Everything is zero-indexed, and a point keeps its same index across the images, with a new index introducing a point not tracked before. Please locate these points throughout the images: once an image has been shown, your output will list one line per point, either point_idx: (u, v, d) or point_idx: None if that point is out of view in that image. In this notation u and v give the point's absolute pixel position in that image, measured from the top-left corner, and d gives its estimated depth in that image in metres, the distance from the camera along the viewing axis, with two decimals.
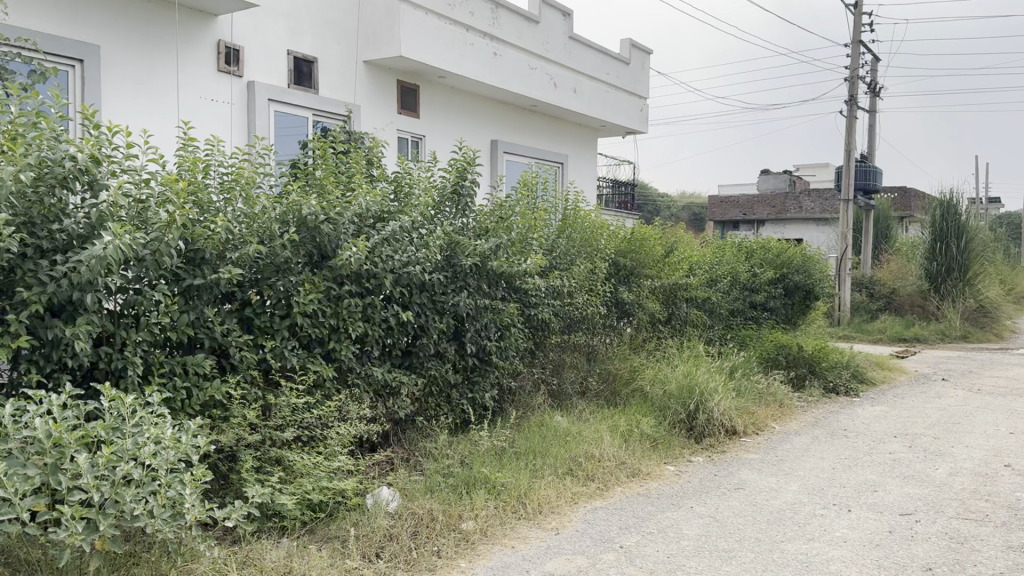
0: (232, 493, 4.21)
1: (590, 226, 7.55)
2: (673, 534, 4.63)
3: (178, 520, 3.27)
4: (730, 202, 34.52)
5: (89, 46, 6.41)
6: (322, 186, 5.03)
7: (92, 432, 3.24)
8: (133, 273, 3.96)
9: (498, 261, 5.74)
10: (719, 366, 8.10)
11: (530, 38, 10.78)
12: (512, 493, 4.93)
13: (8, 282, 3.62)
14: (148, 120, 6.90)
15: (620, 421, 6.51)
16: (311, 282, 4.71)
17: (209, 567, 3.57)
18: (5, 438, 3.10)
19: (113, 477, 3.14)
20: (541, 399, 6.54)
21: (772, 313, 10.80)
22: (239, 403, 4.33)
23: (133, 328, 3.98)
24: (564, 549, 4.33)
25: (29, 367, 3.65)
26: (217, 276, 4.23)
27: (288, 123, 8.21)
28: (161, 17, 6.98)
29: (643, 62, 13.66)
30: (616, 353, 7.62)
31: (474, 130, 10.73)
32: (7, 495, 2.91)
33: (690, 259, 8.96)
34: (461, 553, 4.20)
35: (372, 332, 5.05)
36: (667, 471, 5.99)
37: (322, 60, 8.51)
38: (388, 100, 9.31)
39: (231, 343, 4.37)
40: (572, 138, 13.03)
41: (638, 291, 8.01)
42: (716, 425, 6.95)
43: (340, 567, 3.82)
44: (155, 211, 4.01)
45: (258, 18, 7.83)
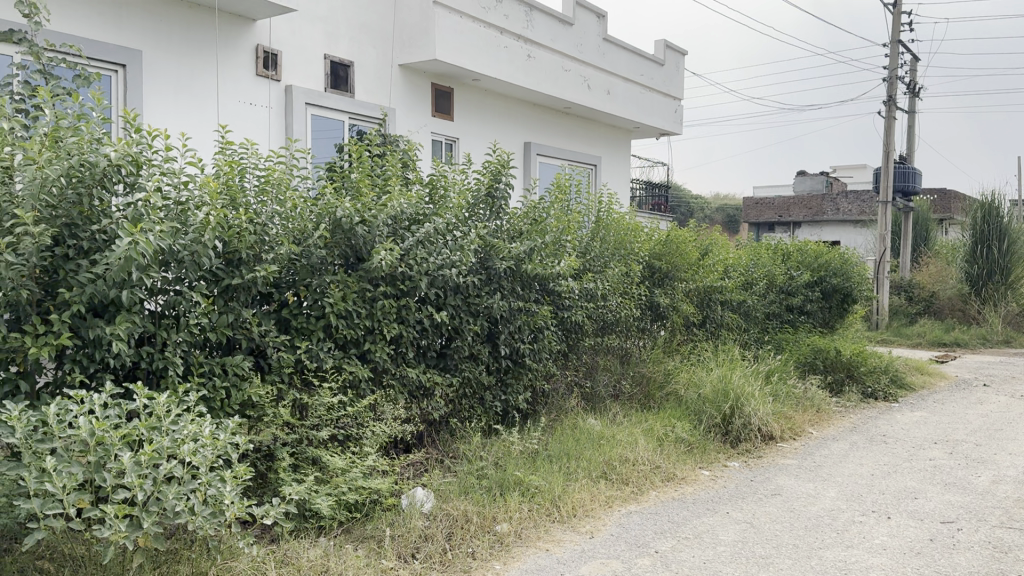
0: (270, 492, 4.25)
1: (625, 229, 7.53)
2: (710, 539, 4.59)
3: (219, 517, 3.31)
4: (766, 203, 34.09)
5: (131, 51, 6.53)
6: (358, 188, 5.07)
7: (134, 430, 3.28)
8: (174, 273, 4.03)
9: (533, 264, 5.75)
10: (756, 369, 8.02)
11: (565, 40, 10.79)
12: (546, 495, 4.93)
13: (51, 283, 3.69)
14: (187, 122, 7.00)
15: (656, 425, 6.47)
16: (347, 283, 4.76)
17: (248, 565, 3.59)
18: (50, 437, 3.17)
19: (156, 475, 3.19)
20: (574, 402, 6.53)
21: (809, 316, 10.69)
22: (276, 403, 4.37)
23: (174, 328, 4.04)
24: (599, 553, 4.31)
25: (74, 367, 3.71)
26: (254, 275, 4.28)
27: (324, 126, 8.29)
28: (200, 22, 7.08)
29: (677, 63, 13.58)
30: (650, 356, 7.59)
31: (507, 132, 10.76)
32: (54, 490, 2.99)
33: (725, 261, 8.92)
34: (495, 555, 4.21)
35: (407, 334, 5.08)
36: (702, 476, 5.93)
37: (358, 64, 8.58)
38: (422, 103, 9.37)
39: (268, 343, 4.43)
40: (607, 140, 13.01)
41: (673, 294, 7.98)
42: (752, 430, 6.89)
43: (377, 567, 3.85)
44: (194, 213, 4.08)
45: (296, 23, 7.93)
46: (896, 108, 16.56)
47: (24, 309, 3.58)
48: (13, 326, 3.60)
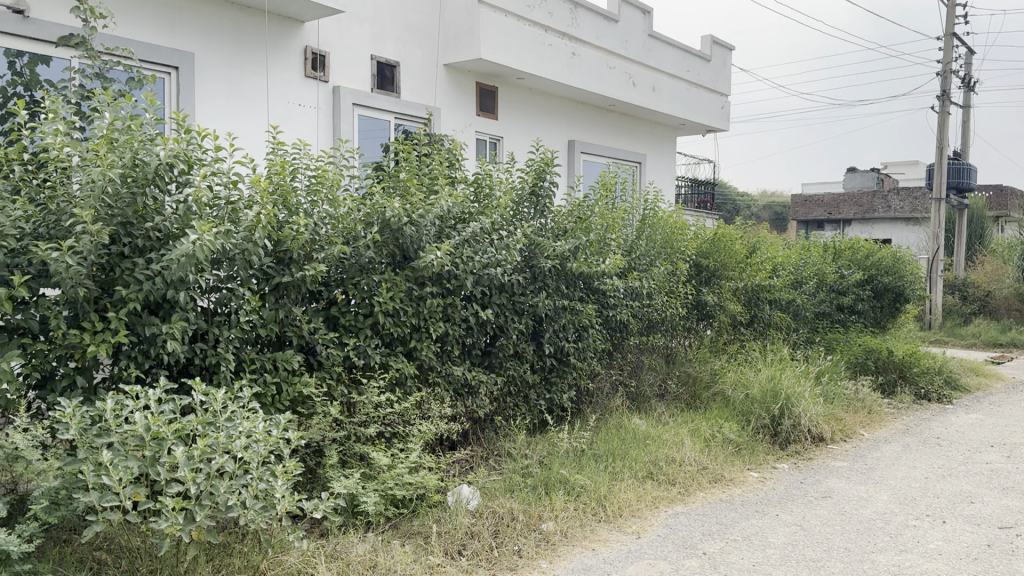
0: (319, 487, 4.30)
1: (671, 227, 7.48)
2: (759, 541, 4.54)
3: (270, 511, 3.36)
4: (814, 200, 33.48)
5: (183, 54, 6.65)
6: (406, 187, 5.10)
7: (189, 426, 3.34)
8: (226, 272, 4.10)
9: (578, 263, 5.76)
10: (806, 369, 7.90)
11: (610, 37, 10.73)
12: (592, 495, 4.91)
13: (108, 281, 3.78)
14: (237, 123, 7.13)
15: (703, 426, 6.41)
16: (394, 282, 4.80)
17: (299, 559, 3.63)
18: (108, 432, 3.24)
19: (209, 469, 3.24)
20: (620, 402, 6.50)
21: (859, 316, 10.52)
22: (325, 399, 4.42)
23: (226, 326, 4.11)
24: (646, 554, 4.29)
25: (130, 363, 3.79)
26: (304, 275, 4.34)
27: (371, 126, 8.36)
28: (250, 24, 7.19)
29: (724, 59, 13.44)
30: (696, 355, 7.55)
31: (552, 130, 10.76)
32: (110, 484, 3.06)
33: (774, 260, 8.82)
34: (541, 554, 4.21)
35: (453, 331, 5.12)
36: (750, 478, 5.85)
37: (404, 64, 8.64)
38: (467, 102, 9.41)
39: (318, 340, 4.48)
40: (652, 138, 12.92)
41: (719, 293, 7.91)
42: (802, 431, 6.78)
43: (424, 563, 3.89)
44: (245, 212, 4.14)
45: (343, 24, 8.01)
46: (950, 102, 16.17)
47: (81, 307, 3.67)
48: (71, 323, 3.70)
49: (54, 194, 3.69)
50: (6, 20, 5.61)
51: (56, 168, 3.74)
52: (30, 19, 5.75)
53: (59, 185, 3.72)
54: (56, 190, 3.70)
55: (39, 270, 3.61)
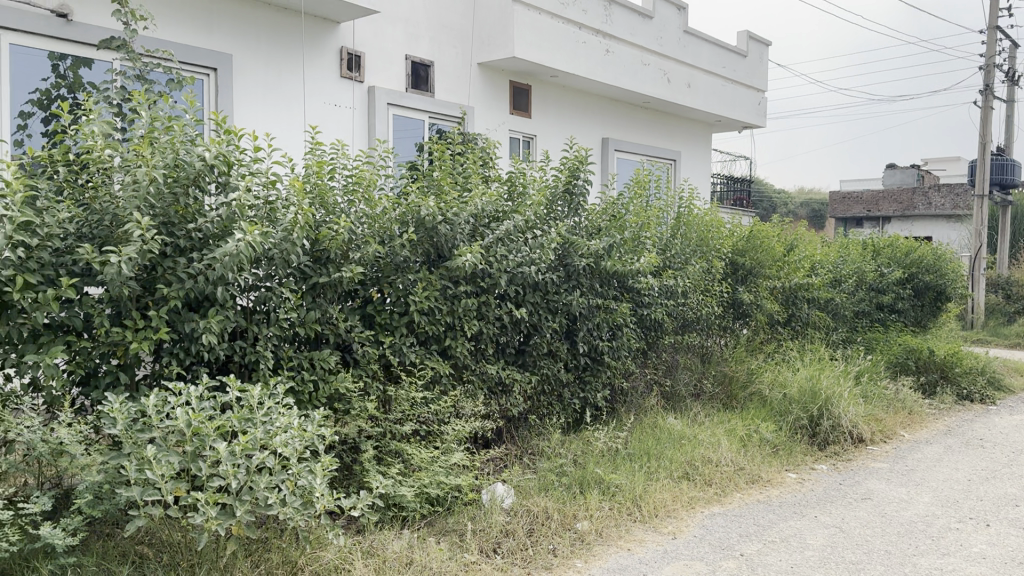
0: (356, 484, 4.34)
1: (707, 225, 7.42)
2: (797, 543, 4.49)
3: (309, 507, 3.39)
4: (853, 197, 32.92)
5: (221, 55, 6.74)
6: (440, 186, 5.12)
7: (229, 422, 3.39)
8: (264, 271, 4.15)
9: (612, 261, 5.74)
10: (845, 369, 7.78)
11: (644, 33, 10.66)
12: (627, 494, 4.89)
13: (150, 279, 3.83)
14: (275, 124, 7.21)
15: (739, 426, 6.34)
16: (429, 281, 4.83)
17: (336, 555, 3.66)
18: (150, 427, 3.30)
19: (249, 465, 3.28)
20: (654, 401, 6.47)
21: (900, 315, 10.34)
22: (361, 397, 4.46)
23: (265, 323, 4.16)
24: (682, 554, 4.26)
25: (171, 360, 3.86)
26: (341, 274, 4.37)
27: (405, 125, 8.40)
28: (287, 26, 7.26)
29: (761, 54, 13.29)
30: (732, 355, 7.50)
31: (586, 128, 10.73)
32: (153, 479, 3.12)
33: (813, 258, 8.71)
34: (576, 553, 4.20)
35: (487, 330, 5.13)
36: (788, 479, 5.78)
37: (438, 63, 8.67)
38: (501, 101, 9.42)
39: (354, 338, 4.52)
40: (687, 135, 12.82)
41: (756, 291, 7.82)
42: (842, 432, 6.68)
43: (459, 560, 3.90)
44: (283, 212, 4.19)
45: (378, 24, 8.06)
46: (993, 97, 15.83)
47: (125, 305, 3.73)
48: (114, 321, 3.76)
49: (97, 194, 3.74)
50: (50, 23, 5.73)
51: (98, 169, 3.80)
52: (73, 22, 5.87)
53: (101, 185, 3.78)
54: (98, 191, 3.76)
55: (83, 268, 3.68)
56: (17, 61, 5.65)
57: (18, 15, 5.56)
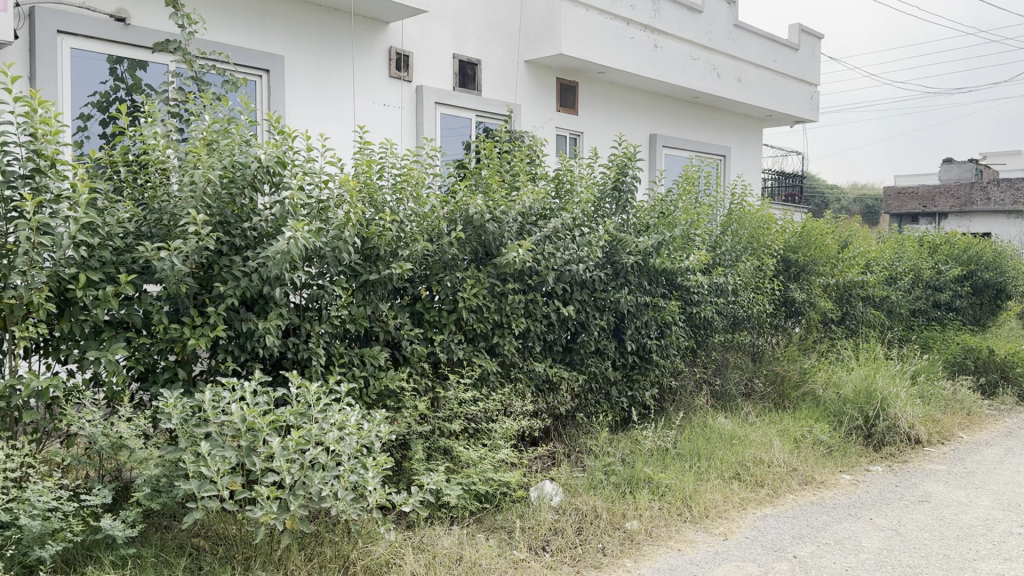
0: (405, 480, 4.38)
1: (758, 222, 7.32)
2: (852, 546, 4.41)
3: (361, 502, 3.43)
4: (908, 193, 32.26)
5: (273, 57, 6.84)
6: (488, 185, 5.13)
7: (283, 417, 3.44)
8: (316, 269, 4.20)
9: (661, 258, 5.70)
10: (902, 369, 7.60)
11: (693, 28, 10.55)
12: (677, 494, 4.85)
13: (207, 277, 3.91)
14: (325, 124, 7.31)
15: (792, 426, 6.25)
16: (477, 279, 4.85)
17: (387, 550, 3.69)
18: (207, 422, 3.37)
19: (303, 460, 3.33)
20: (704, 400, 6.41)
21: (958, 313, 10.08)
22: (411, 394, 4.49)
23: (317, 321, 4.21)
24: (733, 555, 4.21)
25: (227, 357, 3.94)
26: (391, 271, 4.40)
27: (453, 124, 8.44)
28: (337, 26, 7.35)
29: (813, 47, 13.06)
30: (784, 354, 7.41)
31: (635, 124, 10.66)
32: (209, 473, 3.19)
33: (868, 254, 8.53)
34: (626, 552, 4.18)
35: (535, 328, 5.14)
36: (842, 480, 5.68)
37: (485, 62, 8.69)
38: (548, 98, 9.41)
39: (404, 335, 4.55)
40: (737, 130, 12.64)
41: (809, 289, 7.70)
42: (898, 433, 6.53)
43: (508, 557, 3.92)
44: (334, 211, 4.24)
45: (426, 24, 8.11)
46: None
47: (182, 302, 3.82)
48: (172, 318, 3.85)
49: (156, 194, 3.83)
50: (109, 28, 5.88)
51: (156, 169, 3.88)
52: (131, 27, 6.02)
53: (159, 185, 3.85)
54: (157, 191, 3.83)
55: (143, 266, 3.76)
56: (78, 64, 5.80)
57: (78, 20, 5.71)
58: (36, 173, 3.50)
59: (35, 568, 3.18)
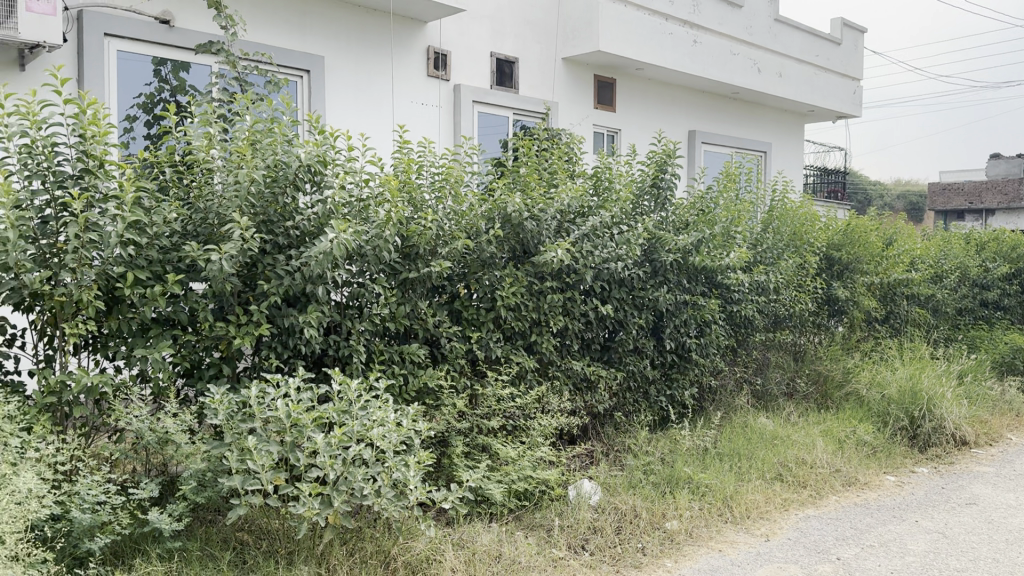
0: (445, 477, 4.40)
1: (800, 219, 7.22)
2: (897, 548, 4.33)
3: (402, 499, 3.45)
4: (954, 189, 31.69)
5: (314, 57, 6.91)
6: (526, 182, 5.14)
7: (326, 413, 3.48)
8: (357, 267, 4.24)
9: (700, 256, 5.65)
10: (948, 369, 7.45)
11: (733, 23, 10.44)
12: (718, 494, 4.81)
13: (251, 276, 3.97)
14: (365, 123, 7.37)
15: (835, 427, 6.16)
16: (515, 277, 4.86)
17: (427, 546, 3.71)
18: (251, 417, 3.41)
19: (345, 456, 3.36)
20: (745, 400, 6.35)
21: (1007, 312, 9.84)
22: (450, 391, 4.52)
23: (357, 318, 4.25)
24: (776, 557, 4.17)
25: (270, 353, 3.99)
26: (430, 269, 4.42)
27: (491, 122, 8.46)
28: (376, 26, 7.40)
29: (856, 41, 12.85)
30: (827, 353, 7.31)
31: (673, 121, 10.58)
32: (254, 468, 3.24)
33: (912, 252, 8.38)
34: (666, 552, 4.15)
35: (573, 326, 5.13)
36: (887, 482, 5.58)
37: (523, 60, 8.69)
38: (586, 95, 9.39)
39: (442, 333, 4.58)
40: (777, 126, 12.49)
41: (853, 288, 7.58)
42: (945, 435, 6.40)
43: (548, 556, 3.92)
44: (374, 210, 4.28)
45: (464, 22, 8.14)
46: None
47: (227, 300, 3.88)
48: (217, 315, 3.91)
49: (201, 194, 3.90)
50: (154, 30, 5.99)
51: (200, 169, 3.94)
52: (175, 28, 6.12)
53: (204, 185, 3.92)
54: (202, 190, 3.89)
55: (188, 264, 3.83)
56: (124, 66, 5.91)
57: (124, 23, 5.82)
58: (86, 173, 3.57)
59: (85, 559, 3.25)
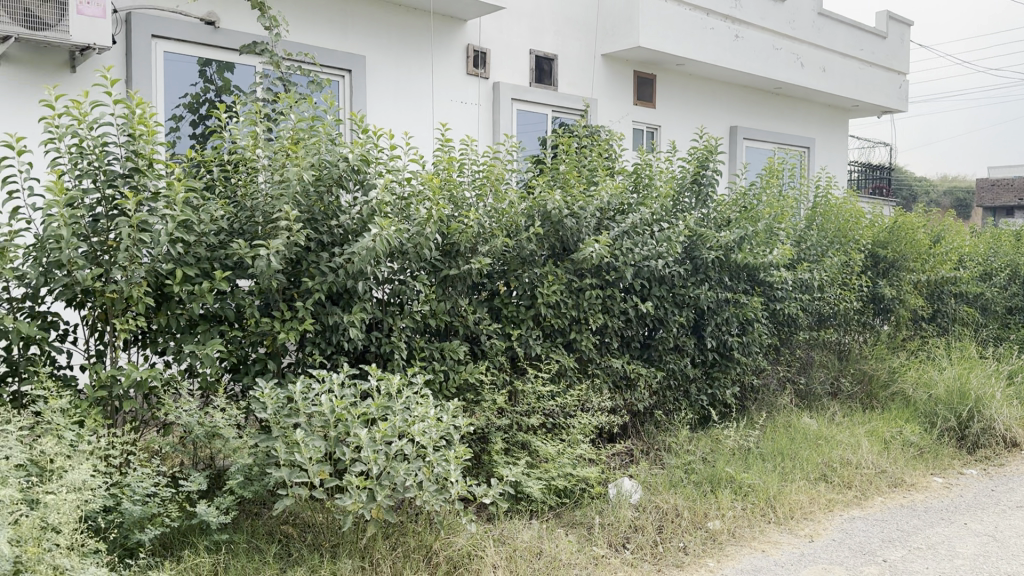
0: (485, 473, 4.42)
1: (844, 216, 7.11)
2: (946, 551, 4.25)
3: (444, 494, 3.47)
4: (1004, 184, 30.97)
5: (356, 56, 6.97)
6: (566, 180, 5.13)
7: (369, 409, 3.51)
8: (398, 264, 4.27)
9: (743, 253, 5.59)
10: (998, 369, 7.28)
11: (776, 17, 10.30)
12: (761, 494, 4.76)
13: (295, 273, 4.02)
14: (406, 121, 7.42)
15: (880, 427, 6.07)
16: (555, 275, 4.86)
17: (469, 541, 3.72)
18: (296, 412, 3.46)
19: (389, 451, 3.40)
20: (787, 399, 6.28)
21: None
22: (490, 388, 4.54)
23: (398, 315, 4.29)
24: (820, 558, 4.12)
25: (314, 349, 4.05)
26: (471, 267, 4.44)
27: (530, 120, 8.46)
28: (417, 25, 7.44)
29: (901, 35, 12.61)
30: (872, 352, 7.20)
31: (714, 116, 10.48)
32: (300, 461, 3.28)
33: (961, 249, 8.21)
34: (709, 552, 4.12)
35: (613, 324, 5.11)
36: (934, 483, 5.48)
37: (562, 57, 8.68)
38: (625, 92, 9.34)
39: (482, 330, 4.60)
40: (821, 121, 12.31)
41: (899, 286, 7.45)
42: (995, 436, 6.25)
43: (589, 553, 3.91)
44: (416, 208, 4.30)
45: (504, 20, 8.15)
46: None
47: (273, 296, 3.94)
48: (263, 311, 3.96)
49: (247, 192, 3.96)
50: (200, 31, 6.09)
51: (246, 168, 3.98)
52: (220, 29, 6.22)
53: (249, 184, 3.97)
54: (248, 189, 3.95)
55: (235, 262, 3.89)
56: (171, 66, 6.02)
57: (171, 24, 5.93)
58: (135, 172, 3.64)
59: (135, 550, 3.33)
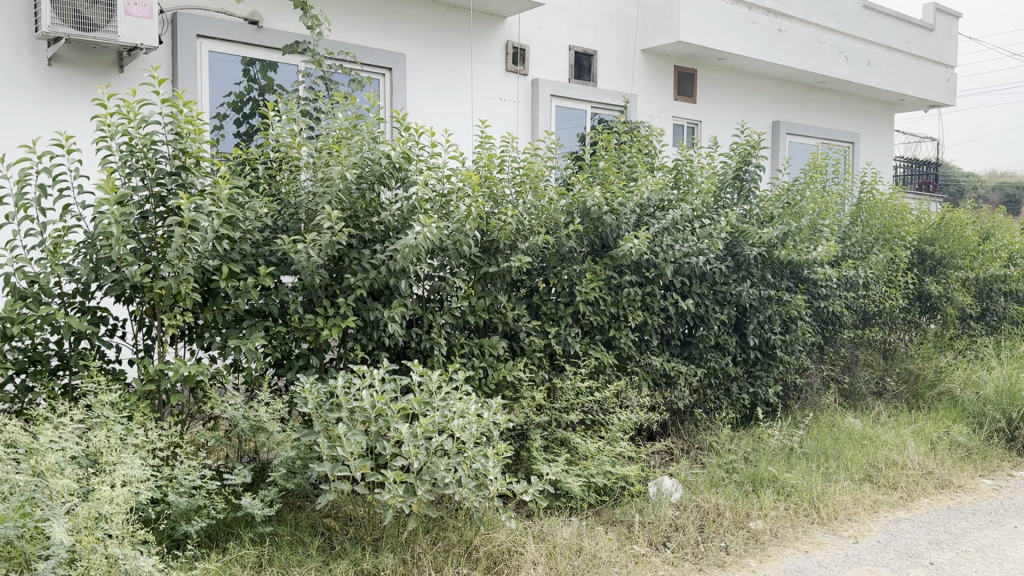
0: (524, 470, 4.43)
1: (891, 212, 6.99)
2: (995, 555, 4.16)
3: (483, 490, 3.49)
4: None
5: (396, 54, 7.02)
6: (605, 176, 5.12)
7: (410, 404, 3.54)
8: (438, 261, 4.29)
9: (786, 250, 5.52)
10: None
11: (820, 10, 10.14)
12: (804, 495, 4.70)
13: (338, 269, 4.06)
14: (446, 118, 7.44)
15: (926, 428, 5.96)
16: (594, 272, 4.84)
17: (508, 537, 3.73)
18: (338, 407, 3.50)
19: (429, 446, 3.42)
20: (831, 399, 6.20)
21: None
22: (529, 385, 4.55)
23: (438, 311, 4.32)
24: (865, 559, 4.05)
25: (355, 345, 4.09)
26: (510, 264, 4.45)
27: (569, 116, 8.45)
28: (457, 22, 7.46)
29: (949, 27, 12.34)
30: (919, 352, 7.06)
31: (756, 111, 10.35)
32: (342, 456, 3.32)
33: (1011, 247, 8.01)
34: (751, 552, 4.09)
35: (653, 321, 5.09)
36: (983, 485, 5.36)
37: (602, 52, 8.64)
38: (665, 87, 9.27)
39: (522, 326, 4.61)
40: (866, 115, 12.09)
41: (946, 283, 7.30)
42: None
43: (629, 551, 3.90)
44: (456, 205, 4.31)
45: (543, 17, 8.13)
46: None
47: (315, 292, 3.99)
48: (306, 307, 4.01)
49: (290, 190, 4.00)
50: (243, 31, 6.18)
51: (289, 167, 4.03)
52: (264, 29, 6.31)
53: (293, 182, 4.02)
54: (291, 187, 4.00)
55: (279, 258, 3.94)
56: (215, 66, 6.11)
57: (215, 24, 6.02)
58: (182, 170, 3.70)
59: (182, 541, 3.40)
